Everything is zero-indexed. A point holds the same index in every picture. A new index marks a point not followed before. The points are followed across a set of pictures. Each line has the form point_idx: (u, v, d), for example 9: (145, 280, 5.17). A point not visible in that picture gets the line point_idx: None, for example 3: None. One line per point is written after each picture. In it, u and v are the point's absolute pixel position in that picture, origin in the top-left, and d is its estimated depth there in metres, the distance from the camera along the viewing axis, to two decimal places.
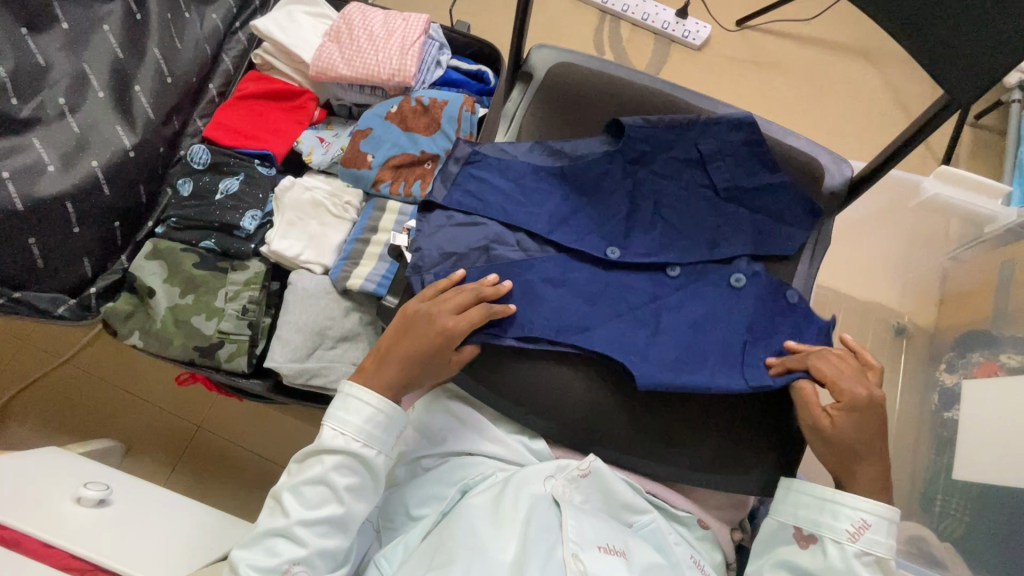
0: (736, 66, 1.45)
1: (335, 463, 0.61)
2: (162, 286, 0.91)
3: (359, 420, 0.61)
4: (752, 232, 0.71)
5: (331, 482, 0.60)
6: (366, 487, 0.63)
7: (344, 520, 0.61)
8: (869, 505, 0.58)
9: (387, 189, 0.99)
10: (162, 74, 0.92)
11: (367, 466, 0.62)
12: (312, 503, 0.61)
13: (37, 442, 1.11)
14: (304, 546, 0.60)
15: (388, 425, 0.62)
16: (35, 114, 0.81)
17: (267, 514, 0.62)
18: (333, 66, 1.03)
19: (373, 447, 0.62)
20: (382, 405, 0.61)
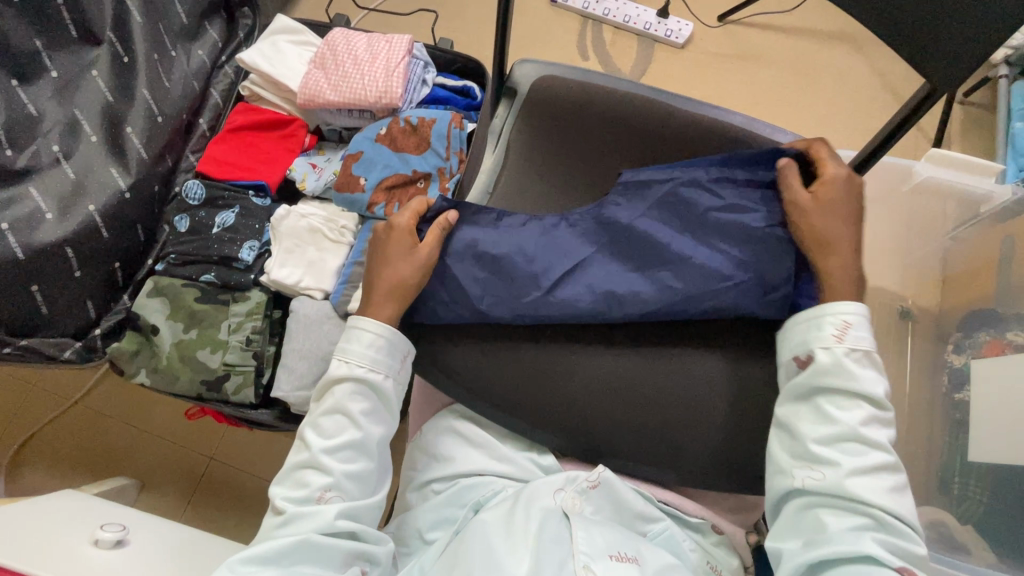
0: (720, 62, 1.46)
1: (346, 390, 0.64)
2: (165, 323, 0.92)
3: (361, 348, 0.65)
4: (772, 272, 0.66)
5: (346, 408, 0.63)
6: (379, 410, 0.65)
7: (363, 443, 0.63)
8: (849, 302, 0.61)
9: (382, 212, 0.99)
10: (152, 114, 0.93)
11: (375, 390, 0.65)
12: (331, 431, 0.63)
13: (52, 485, 1.12)
14: (330, 472, 0.61)
15: (390, 349, 0.65)
16: (30, 164, 0.82)
17: (297, 450, 0.65)
18: (321, 93, 1.04)
19: (379, 370, 0.65)
20: (381, 330, 0.65)
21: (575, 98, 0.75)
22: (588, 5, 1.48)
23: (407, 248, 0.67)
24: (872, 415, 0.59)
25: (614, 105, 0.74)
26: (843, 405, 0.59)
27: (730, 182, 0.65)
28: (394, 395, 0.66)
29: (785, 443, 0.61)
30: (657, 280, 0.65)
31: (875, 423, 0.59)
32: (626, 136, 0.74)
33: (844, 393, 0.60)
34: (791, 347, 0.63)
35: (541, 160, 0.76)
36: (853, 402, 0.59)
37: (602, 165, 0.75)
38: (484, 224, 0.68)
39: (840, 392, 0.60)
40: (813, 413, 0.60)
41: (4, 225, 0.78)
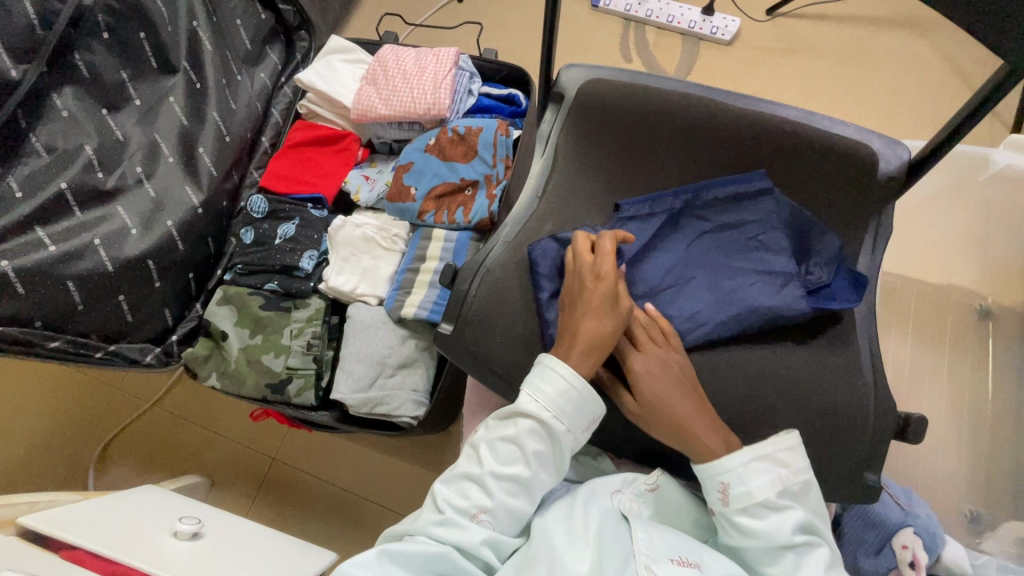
0: (770, 56, 1.42)
1: (527, 427, 0.60)
2: (233, 329, 0.98)
3: (554, 392, 0.59)
4: (788, 275, 0.67)
5: (522, 446, 0.59)
6: (553, 457, 0.61)
7: (529, 486, 0.60)
8: (719, 461, 0.59)
9: (431, 220, 1.02)
10: (221, 134, 1.00)
11: (555, 439, 0.60)
12: (503, 460, 0.60)
13: (135, 480, 1.21)
14: (492, 498, 0.59)
15: (581, 402, 0.60)
16: (118, 184, 0.89)
17: (466, 457, 0.63)
18: (372, 107, 1.09)
19: (564, 421, 0.60)
20: (577, 381, 0.59)
21: (625, 101, 0.74)
22: (631, 7, 1.47)
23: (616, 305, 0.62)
24: (797, 558, 0.57)
25: (663, 107, 0.73)
26: (767, 561, 0.58)
27: (718, 204, 0.70)
28: (571, 446, 0.61)
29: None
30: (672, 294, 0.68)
31: (801, 559, 0.57)
32: (676, 136, 0.73)
33: (763, 550, 0.58)
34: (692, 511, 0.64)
35: (591, 164, 0.75)
36: (778, 554, 0.58)
37: (653, 167, 0.74)
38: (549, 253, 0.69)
39: (758, 550, 0.58)
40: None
41: (97, 240, 0.86)
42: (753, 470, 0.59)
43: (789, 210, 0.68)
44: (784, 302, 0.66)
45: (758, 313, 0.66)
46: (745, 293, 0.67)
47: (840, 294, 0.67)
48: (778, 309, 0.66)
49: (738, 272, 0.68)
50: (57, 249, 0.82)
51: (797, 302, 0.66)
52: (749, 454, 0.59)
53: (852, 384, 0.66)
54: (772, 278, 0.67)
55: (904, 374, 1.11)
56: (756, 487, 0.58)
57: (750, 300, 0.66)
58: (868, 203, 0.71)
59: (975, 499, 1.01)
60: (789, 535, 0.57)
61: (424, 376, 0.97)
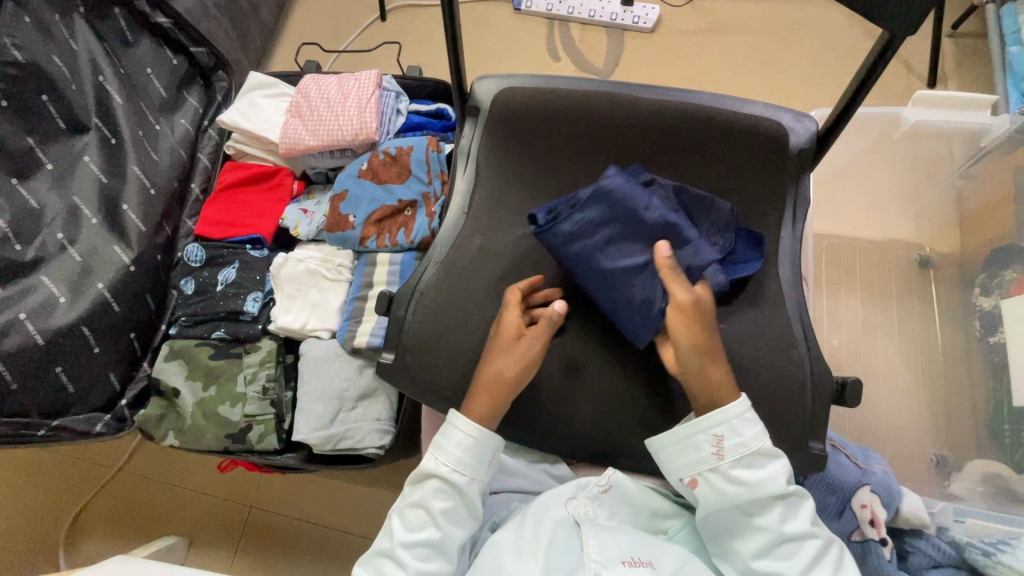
0: (692, 38, 1.44)
1: (432, 487, 0.62)
2: (184, 383, 0.96)
3: (450, 447, 0.62)
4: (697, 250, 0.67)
5: (427, 505, 0.61)
6: (462, 512, 0.62)
7: (442, 545, 0.61)
8: (724, 410, 0.61)
9: (374, 244, 1.02)
10: (145, 188, 0.98)
11: (461, 491, 0.62)
12: (412, 527, 0.61)
13: (108, 552, 1.17)
14: (406, 569, 0.59)
15: (478, 449, 0.62)
16: (39, 254, 0.86)
17: (381, 536, 0.64)
18: (300, 140, 1.07)
19: (465, 472, 0.62)
20: (473, 429, 0.62)
21: (538, 106, 0.75)
22: (553, 6, 1.48)
23: (513, 342, 0.65)
24: (786, 508, 0.60)
25: (574, 106, 0.74)
26: (757, 512, 0.60)
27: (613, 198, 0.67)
28: (478, 496, 0.63)
29: (707, 546, 0.64)
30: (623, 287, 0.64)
31: (790, 512, 0.60)
32: (593, 134, 0.74)
33: (758, 500, 0.60)
34: (676, 470, 0.63)
35: (514, 171, 0.75)
36: (768, 504, 0.60)
37: (574, 167, 0.74)
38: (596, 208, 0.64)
39: (749, 503, 0.60)
40: (739, 532, 0.61)
41: (23, 315, 0.83)
42: (750, 421, 0.61)
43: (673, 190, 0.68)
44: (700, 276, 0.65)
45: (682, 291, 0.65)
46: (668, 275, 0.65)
47: (743, 260, 0.69)
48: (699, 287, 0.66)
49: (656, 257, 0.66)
50: None
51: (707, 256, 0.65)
52: (740, 408, 0.61)
53: (790, 354, 0.68)
54: (681, 238, 0.65)
55: (859, 333, 1.14)
56: (750, 439, 0.61)
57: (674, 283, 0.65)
58: (783, 177, 0.73)
59: (938, 443, 1.05)
60: (785, 486, 0.60)
61: (386, 404, 0.96)
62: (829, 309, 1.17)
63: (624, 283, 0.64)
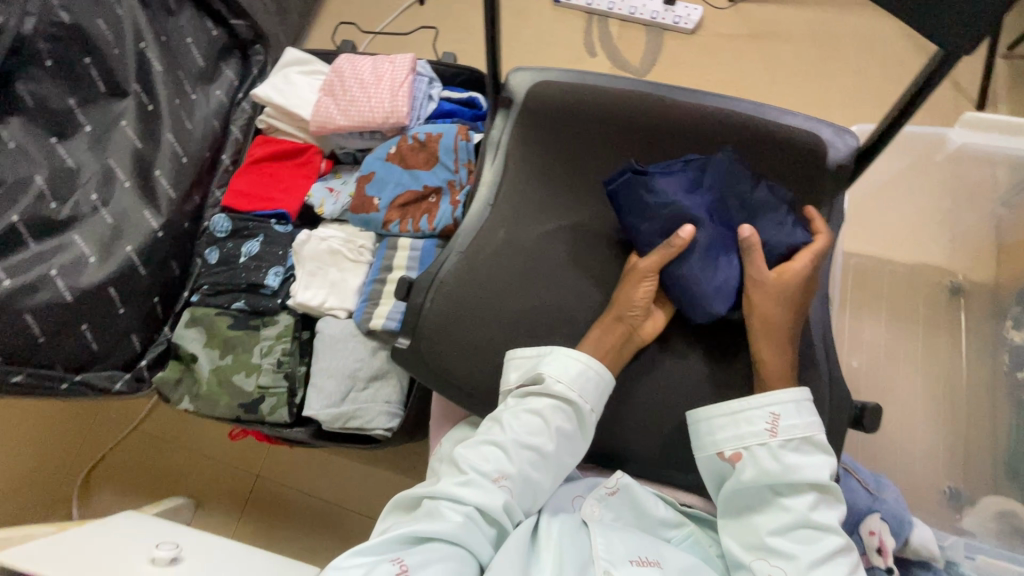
0: (733, 42, 1.41)
1: (552, 402, 0.62)
2: (202, 350, 0.98)
3: (577, 371, 0.63)
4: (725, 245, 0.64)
5: (547, 417, 0.62)
6: (572, 436, 0.63)
7: (550, 458, 0.62)
8: (784, 392, 0.62)
9: (397, 229, 1.03)
10: (177, 156, 0.99)
11: (579, 415, 0.63)
12: (527, 431, 0.62)
13: (119, 506, 1.21)
14: (516, 465, 0.60)
15: (600, 382, 0.64)
16: (72, 214, 0.87)
17: (487, 424, 0.64)
18: (331, 119, 1.08)
19: (588, 399, 0.63)
20: (597, 363, 0.64)
21: (571, 103, 0.74)
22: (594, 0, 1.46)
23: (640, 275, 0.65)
24: (819, 498, 0.60)
25: (608, 105, 0.73)
26: (789, 493, 0.60)
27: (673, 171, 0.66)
28: (592, 427, 0.64)
29: (721, 516, 0.64)
30: (698, 261, 0.63)
31: (824, 503, 0.60)
32: (624, 134, 0.73)
33: (793, 482, 0.60)
34: (720, 442, 0.63)
35: (542, 166, 0.74)
36: (802, 489, 0.60)
37: (604, 167, 0.73)
38: (680, 182, 0.65)
39: (783, 484, 0.60)
40: (763, 511, 0.61)
41: (54, 270, 0.84)
42: (804, 407, 0.62)
43: (717, 173, 0.65)
44: (722, 274, 0.64)
45: (711, 287, 0.63)
46: (706, 267, 0.63)
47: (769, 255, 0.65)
48: (725, 286, 0.64)
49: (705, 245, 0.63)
50: (12, 283, 0.80)
51: (793, 239, 0.65)
52: (800, 397, 0.63)
53: (811, 374, 0.66)
54: (772, 217, 0.66)
55: (879, 357, 1.12)
56: (802, 424, 0.61)
57: (704, 280, 0.63)
58: (817, 191, 0.71)
59: (952, 477, 1.02)
60: (827, 477, 0.59)
61: (396, 387, 0.97)
62: (850, 330, 1.15)
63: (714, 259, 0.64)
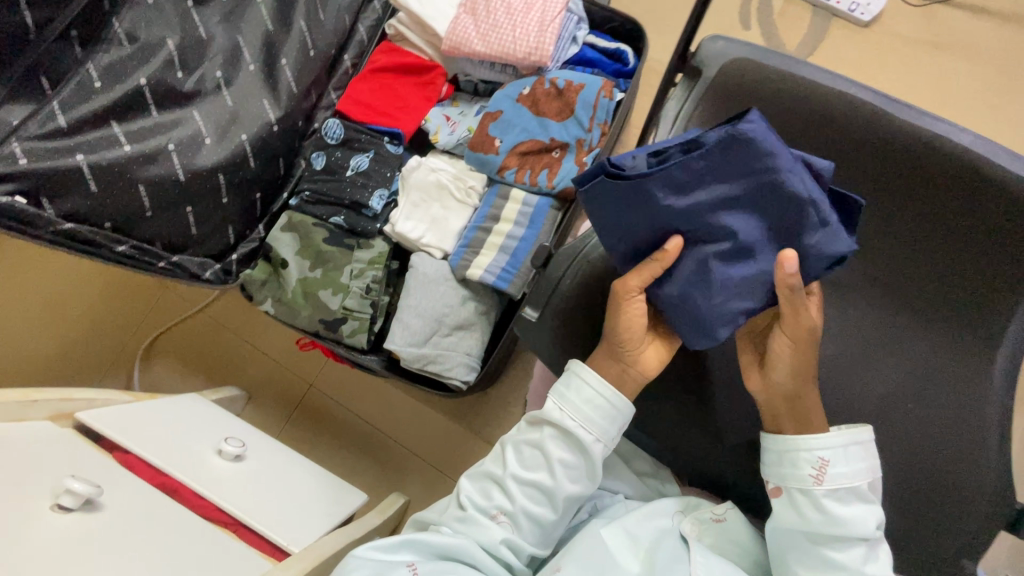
0: (907, 47, 1.25)
1: (550, 433, 0.62)
2: (294, 258, 0.95)
3: (580, 400, 0.61)
4: (738, 250, 0.54)
5: (544, 450, 0.61)
6: (579, 469, 0.61)
7: (552, 494, 0.61)
8: (831, 435, 0.58)
9: (512, 177, 0.96)
10: (304, 47, 0.92)
11: (581, 448, 0.61)
12: (526, 465, 0.63)
13: (176, 380, 1.24)
14: (512, 501, 0.61)
15: (607, 411, 0.60)
16: (196, 87, 0.82)
17: (491, 459, 0.66)
18: (466, 41, 0.98)
19: (590, 430, 0.60)
20: (606, 389, 0.60)
21: (772, 97, 0.65)
22: None
23: (631, 301, 0.58)
24: (868, 551, 0.57)
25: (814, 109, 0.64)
26: (835, 548, 0.58)
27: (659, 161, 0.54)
28: (600, 458, 0.61)
29: None
30: (706, 273, 0.55)
31: (874, 556, 0.57)
32: (822, 145, 0.64)
33: (841, 536, 0.57)
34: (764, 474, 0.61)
35: None
36: (851, 543, 0.57)
37: None
38: (667, 178, 0.52)
39: (833, 537, 0.58)
40: (812, 560, 0.59)
41: (172, 145, 0.80)
42: (852, 452, 0.58)
43: (721, 151, 0.52)
44: (739, 280, 0.54)
45: (725, 302, 0.55)
46: (723, 278, 0.54)
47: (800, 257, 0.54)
48: (744, 296, 0.55)
49: (719, 255, 0.54)
50: (131, 150, 0.77)
51: (829, 250, 0.53)
52: (850, 438, 0.58)
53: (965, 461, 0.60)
54: (808, 206, 0.52)
55: None
56: (851, 471, 0.57)
57: (720, 298, 0.55)
58: None
59: None
60: (873, 529, 0.57)
61: (479, 341, 0.94)
62: None
63: (723, 269, 0.54)
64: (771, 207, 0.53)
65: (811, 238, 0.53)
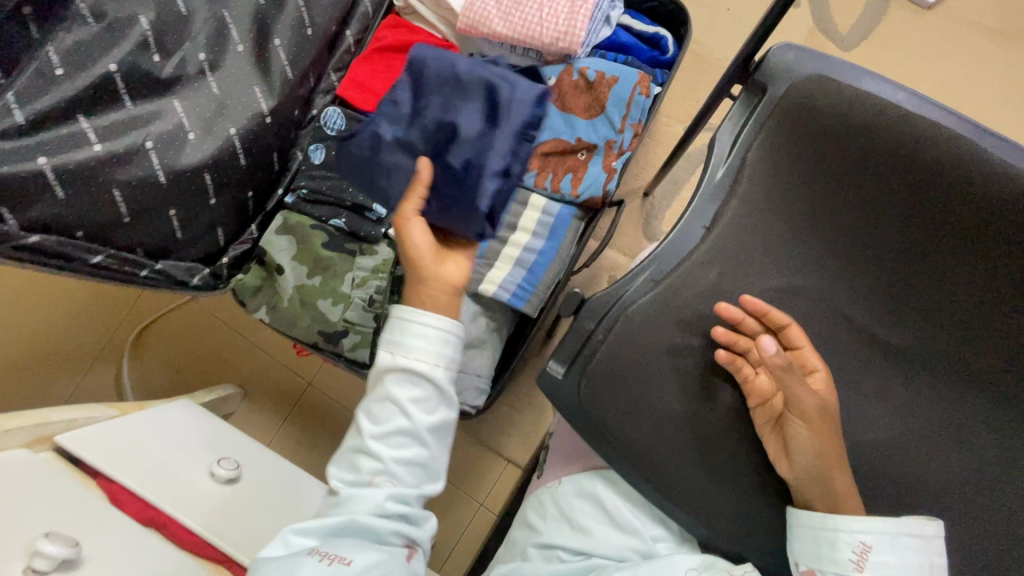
0: (971, 34, 1.13)
1: (392, 379, 0.62)
2: (290, 263, 0.87)
3: (411, 339, 0.62)
4: (473, 139, 0.70)
5: (391, 397, 0.62)
6: (428, 398, 0.62)
7: (414, 431, 0.61)
8: (878, 519, 0.51)
9: (532, 181, 0.85)
10: (302, 25, 0.81)
11: (424, 378, 0.62)
12: (380, 421, 0.62)
13: (169, 373, 1.20)
14: (380, 458, 0.61)
15: (438, 339, 0.62)
16: (176, 73, 0.71)
17: (351, 432, 0.65)
18: (485, 19, 0.86)
19: (428, 360, 0.62)
20: (436, 323, 0.62)
21: (845, 118, 0.54)
22: None
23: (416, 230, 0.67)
24: None
25: (897, 134, 0.52)
26: None
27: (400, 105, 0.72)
28: (446, 380, 0.63)
29: None
30: (465, 166, 0.69)
31: None
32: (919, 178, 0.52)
33: None
34: (793, 555, 0.53)
35: (778, 197, 0.57)
36: None
37: (861, 215, 0.54)
38: (393, 117, 0.72)
39: None
40: None
41: (149, 142, 0.70)
42: (904, 544, 0.50)
43: (413, 80, 0.73)
44: (488, 161, 0.69)
45: (476, 182, 0.68)
46: (478, 162, 0.69)
47: (490, 131, 0.70)
48: (485, 168, 0.69)
49: (440, 142, 0.71)
50: (103, 149, 0.67)
51: (527, 95, 0.73)
52: (904, 526, 0.50)
53: None
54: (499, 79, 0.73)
55: None
56: (900, 564, 0.50)
57: (460, 181, 0.69)
58: None
59: None
60: None
61: (489, 360, 0.87)
62: None
63: (477, 151, 0.70)
64: (462, 86, 0.72)
65: (506, 93, 0.72)
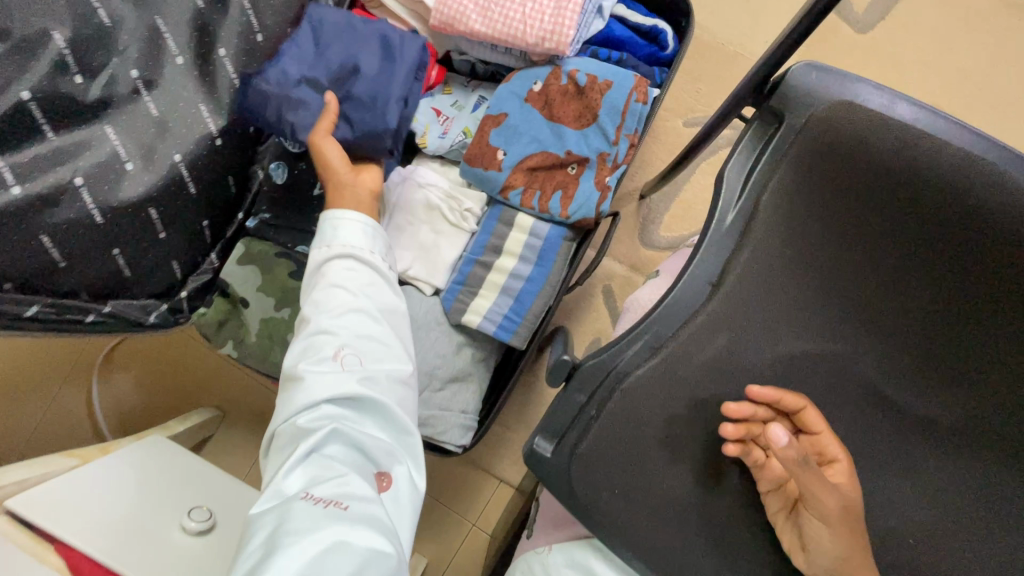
0: (999, 12, 1.03)
1: (333, 268, 0.65)
2: (254, 295, 0.81)
3: (344, 232, 0.67)
4: (371, 79, 0.76)
5: (340, 281, 0.65)
6: (372, 282, 0.67)
7: (368, 309, 0.65)
8: None
9: (518, 199, 0.78)
10: (249, 30, 0.72)
11: (365, 263, 0.67)
12: (330, 306, 0.63)
13: (141, 395, 1.13)
14: (340, 336, 0.62)
15: (369, 230, 0.69)
16: (105, 94, 0.62)
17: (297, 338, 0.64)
18: (462, 16, 0.76)
19: (367, 248, 0.68)
20: (360, 217, 0.68)
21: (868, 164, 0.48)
22: None
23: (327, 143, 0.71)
24: None
25: (927, 177, 0.46)
26: None
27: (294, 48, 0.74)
28: (384, 265, 0.69)
29: None
30: (372, 100, 0.75)
31: None
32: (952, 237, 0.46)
33: None
34: None
35: (793, 253, 0.52)
36: None
37: (886, 276, 0.49)
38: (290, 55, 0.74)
39: None
40: None
41: (79, 178, 0.61)
42: None
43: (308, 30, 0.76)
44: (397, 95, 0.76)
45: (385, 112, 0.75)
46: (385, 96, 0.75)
47: (391, 66, 0.77)
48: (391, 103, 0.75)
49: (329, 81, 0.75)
50: (21, 193, 0.57)
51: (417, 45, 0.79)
52: None
53: None
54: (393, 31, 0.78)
55: None
56: None
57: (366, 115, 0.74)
58: None
59: None
60: None
61: (476, 394, 0.82)
62: None
63: (383, 88, 0.76)
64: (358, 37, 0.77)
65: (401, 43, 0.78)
